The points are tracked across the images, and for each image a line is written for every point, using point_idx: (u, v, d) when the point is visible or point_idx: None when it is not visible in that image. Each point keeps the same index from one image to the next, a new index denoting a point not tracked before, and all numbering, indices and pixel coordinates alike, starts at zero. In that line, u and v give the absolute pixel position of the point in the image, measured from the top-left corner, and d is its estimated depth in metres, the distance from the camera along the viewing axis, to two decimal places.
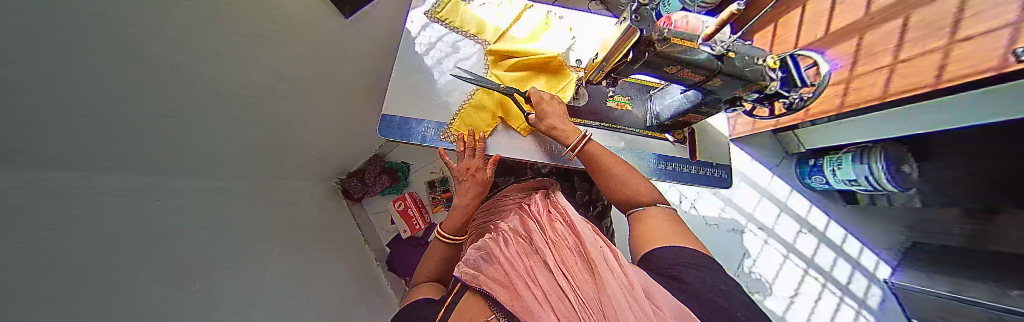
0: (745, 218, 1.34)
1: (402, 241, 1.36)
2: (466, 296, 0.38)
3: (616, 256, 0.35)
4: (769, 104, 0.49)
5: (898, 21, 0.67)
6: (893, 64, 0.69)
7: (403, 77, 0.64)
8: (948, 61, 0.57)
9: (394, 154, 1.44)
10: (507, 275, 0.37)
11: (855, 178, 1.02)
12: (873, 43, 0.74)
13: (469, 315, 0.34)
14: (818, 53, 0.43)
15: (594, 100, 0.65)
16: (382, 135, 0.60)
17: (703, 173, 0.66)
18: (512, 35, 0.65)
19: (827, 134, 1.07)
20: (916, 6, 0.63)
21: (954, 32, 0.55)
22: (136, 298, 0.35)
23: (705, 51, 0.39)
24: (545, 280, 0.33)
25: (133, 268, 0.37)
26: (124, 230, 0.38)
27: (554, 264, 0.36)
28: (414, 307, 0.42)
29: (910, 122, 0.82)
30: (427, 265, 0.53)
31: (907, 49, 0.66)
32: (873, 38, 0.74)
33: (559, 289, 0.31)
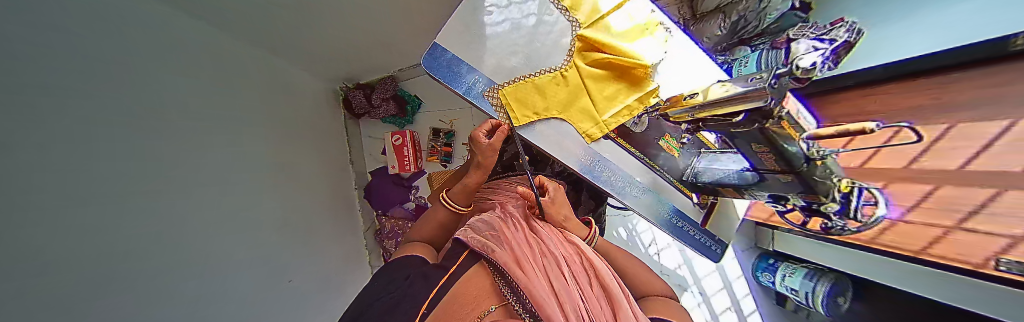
0: (692, 279, 1.47)
1: (386, 175, 1.40)
2: (475, 271, 0.43)
3: (629, 299, 0.42)
4: (809, 216, 0.48)
5: (927, 186, 0.60)
6: (895, 220, 0.66)
7: (467, 13, 0.56)
8: (944, 237, 0.55)
9: (408, 85, 1.38)
10: (519, 265, 0.42)
11: (798, 288, 1.03)
12: (895, 194, 0.67)
13: (478, 290, 0.40)
14: (881, 193, 0.42)
15: (650, 133, 0.61)
16: (426, 68, 0.54)
17: (704, 243, 0.67)
18: (606, 24, 0.57)
19: (791, 243, 1.11)
20: (949, 181, 0.56)
21: (963, 219, 0.52)
22: (56, 152, 0.32)
23: (801, 147, 0.37)
24: (559, 286, 0.40)
25: (59, 115, 0.33)
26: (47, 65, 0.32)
27: (565, 272, 0.44)
28: (411, 261, 0.47)
29: (846, 261, 0.85)
30: (426, 225, 0.57)
31: (915, 216, 0.61)
32: (896, 191, 0.67)
33: (567, 293, 0.39)
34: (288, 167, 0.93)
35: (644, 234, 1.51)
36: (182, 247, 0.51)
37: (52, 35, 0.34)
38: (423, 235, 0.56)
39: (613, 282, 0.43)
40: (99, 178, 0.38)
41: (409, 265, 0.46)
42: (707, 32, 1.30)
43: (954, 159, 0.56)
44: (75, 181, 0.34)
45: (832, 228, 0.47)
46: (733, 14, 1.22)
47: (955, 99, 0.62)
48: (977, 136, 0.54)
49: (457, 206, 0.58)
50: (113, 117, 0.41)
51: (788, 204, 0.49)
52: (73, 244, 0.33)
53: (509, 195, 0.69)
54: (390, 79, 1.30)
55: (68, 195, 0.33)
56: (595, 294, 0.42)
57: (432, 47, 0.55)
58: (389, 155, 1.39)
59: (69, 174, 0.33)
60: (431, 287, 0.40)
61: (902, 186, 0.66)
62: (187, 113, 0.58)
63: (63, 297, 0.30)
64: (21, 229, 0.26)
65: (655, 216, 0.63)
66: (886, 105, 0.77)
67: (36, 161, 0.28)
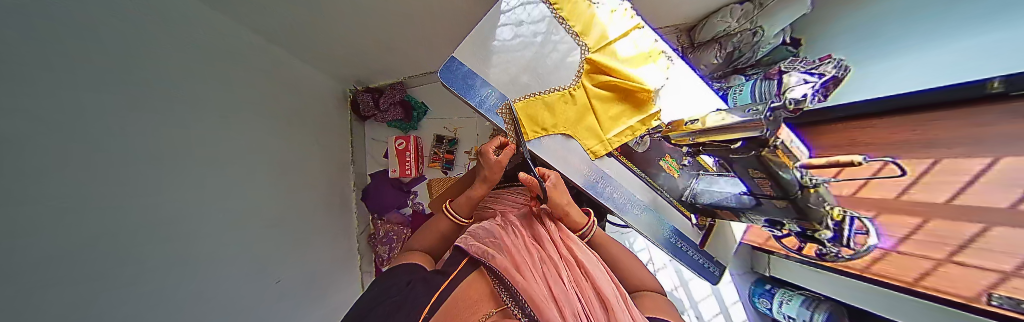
0: (690, 302, 1.44)
1: (386, 178, 1.41)
2: (473, 277, 0.44)
3: (625, 300, 0.43)
4: (803, 243, 0.50)
5: (917, 219, 0.63)
6: (888, 250, 0.68)
7: (485, 31, 0.60)
8: (937, 271, 0.57)
9: (415, 91, 1.41)
10: (519, 271, 0.43)
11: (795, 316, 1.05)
12: (886, 224, 0.70)
13: (478, 296, 0.40)
14: (872, 222, 0.44)
15: (651, 153, 0.64)
16: (442, 78, 0.57)
17: (702, 264, 0.67)
18: (613, 50, 0.61)
19: (780, 267, 1.14)
20: (938, 215, 0.59)
21: (954, 253, 0.54)
22: (31, 143, 0.31)
23: (794, 174, 0.39)
24: (558, 291, 0.41)
25: (37, 102, 0.32)
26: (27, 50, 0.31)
27: (564, 277, 0.45)
28: (410, 268, 0.47)
29: (836, 288, 0.87)
30: (427, 234, 0.57)
31: (909, 247, 0.63)
32: (887, 221, 0.70)
33: (565, 297, 0.40)
34: (286, 164, 0.93)
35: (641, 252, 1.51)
36: (161, 238, 0.50)
37: (28, 10, 0.33)
38: (423, 244, 0.56)
39: (608, 284, 0.44)
40: (66, 162, 0.35)
41: (410, 271, 0.46)
42: (704, 60, 1.41)
43: (941, 193, 0.59)
44: (46, 164, 0.32)
45: (826, 254, 0.48)
46: (727, 45, 1.32)
47: (934, 137, 0.66)
48: (957, 173, 0.57)
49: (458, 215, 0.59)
50: (93, 101, 0.40)
51: (784, 229, 0.51)
52: (36, 230, 0.31)
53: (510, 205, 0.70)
54: (398, 85, 1.34)
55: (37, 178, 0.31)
56: (592, 296, 0.42)
57: (450, 60, 0.58)
58: (391, 159, 1.40)
59: (45, 165, 0.32)
60: (432, 291, 0.40)
61: (895, 217, 0.68)
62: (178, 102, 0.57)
63: (17, 287, 0.28)
64: None
65: (655, 233, 0.64)
66: (876, 137, 0.81)
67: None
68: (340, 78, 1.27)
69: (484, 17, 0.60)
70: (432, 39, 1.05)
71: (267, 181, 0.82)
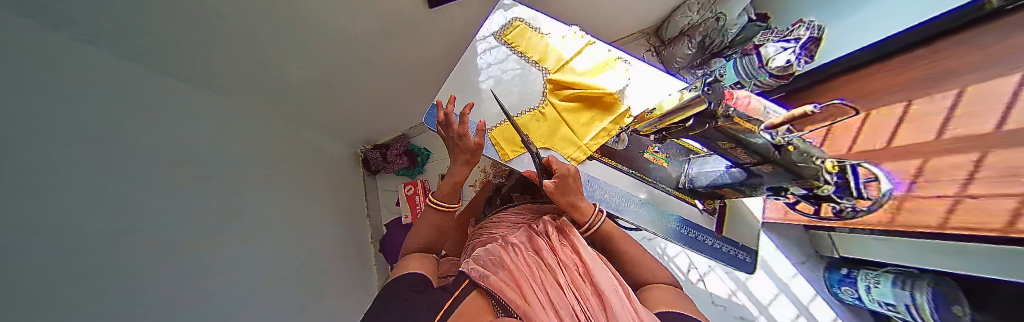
0: (758, 309, 1.15)
1: (399, 226, 1.44)
2: (474, 294, 0.43)
3: (626, 294, 0.40)
4: (817, 205, 0.47)
5: (975, 154, 0.61)
6: (959, 196, 0.64)
7: (458, 78, 0.70)
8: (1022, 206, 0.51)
9: (418, 140, 1.55)
10: (516, 286, 0.43)
11: (894, 303, 0.87)
12: (941, 169, 0.69)
13: (478, 311, 0.39)
14: (878, 168, 0.42)
15: (633, 148, 0.65)
16: (427, 124, 0.66)
17: (728, 253, 0.62)
18: (571, 67, 0.69)
19: (854, 245, 1.03)
20: (999, 144, 0.56)
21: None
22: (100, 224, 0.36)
23: (763, 137, 0.40)
24: (555, 297, 0.41)
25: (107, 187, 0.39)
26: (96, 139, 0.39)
27: (561, 282, 0.44)
28: (411, 278, 0.47)
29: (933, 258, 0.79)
30: (420, 232, 0.59)
31: (977, 189, 0.60)
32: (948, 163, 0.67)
33: (562, 303, 0.39)
34: (317, 227, 1.01)
35: (678, 258, 1.31)
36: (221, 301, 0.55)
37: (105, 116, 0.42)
38: (417, 241, 0.57)
39: (608, 282, 0.42)
40: (133, 235, 0.41)
41: (411, 285, 0.45)
42: (678, 53, 1.47)
43: (988, 121, 0.59)
44: (113, 238, 0.38)
45: (844, 210, 0.45)
46: (696, 34, 1.38)
47: None
48: (1000, 91, 0.58)
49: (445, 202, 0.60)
50: (166, 200, 0.49)
51: (789, 194, 0.48)
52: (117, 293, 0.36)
53: (511, 225, 0.70)
54: (403, 137, 1.48)
55: (117, 267, 0.37)
56: (590, 296, 0.41)
57: (432, 107, 0.67)
58: (403, 206, 1.47)
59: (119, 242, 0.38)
60: (435, 311, 0.39)
61: (953, 160, 0.66)
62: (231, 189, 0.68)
63: None
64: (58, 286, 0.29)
65: (661, 228, 0.61)
66: (919, 87, 0.79)
67: (61, 206, 0.31)
68: (353, 142, 1.42)
69: (456, 68, 0.71)
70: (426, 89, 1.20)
71: (302, 245, 0.89)
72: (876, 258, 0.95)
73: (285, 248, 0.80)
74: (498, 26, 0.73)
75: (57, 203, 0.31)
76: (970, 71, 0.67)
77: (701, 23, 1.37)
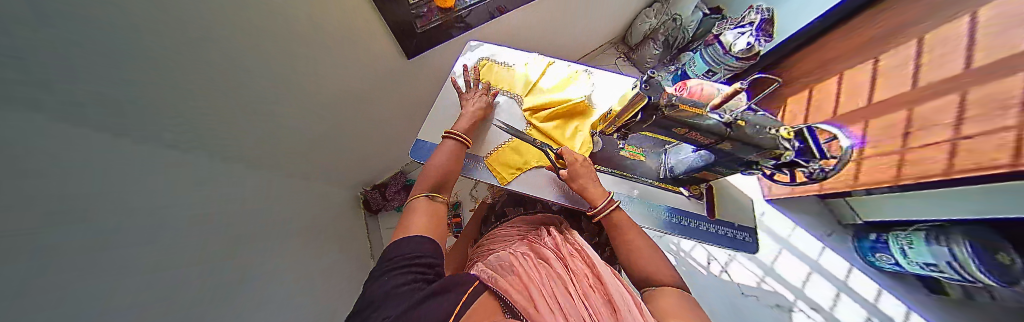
0: (792, 292, 1.09)
1: None
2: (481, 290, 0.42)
3: (636, 302, 0.40)
4: (790, 173, 0.48)
5: (956, 95, 0.62)
6: (955, 138, 0.63)
7: (440, 112, 0.77)
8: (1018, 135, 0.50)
9: (417, 175, 1.59)
10: (526, 288, 0.44)
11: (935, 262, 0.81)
12: (926, 117, 0.70)
13: (484, 305, 0.39)
14: (835, 127, 0.45)
15: (610, 147, 0.68)
16: (414, 156, 0.70)
17: (728, 236, 0.61)
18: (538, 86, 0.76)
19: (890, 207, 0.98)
20: (979, 81, 0.57)
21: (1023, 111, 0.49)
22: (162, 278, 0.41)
23: (714, 118, 0.42)
24: (564, 301, 0.41)
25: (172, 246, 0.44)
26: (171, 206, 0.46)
27: (570, 289, 0.44)
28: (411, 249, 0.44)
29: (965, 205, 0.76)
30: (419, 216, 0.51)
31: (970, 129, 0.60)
32: (932, 108, 0.67)
33: (572, 308, 0.39)
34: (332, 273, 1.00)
35: (695, 251, 1.22)
36: None
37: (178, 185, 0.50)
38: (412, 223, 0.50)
39: (619, 292, 0.43)
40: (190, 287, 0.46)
41: (418, 254, 0.44)
42: (646, 55, 1.57)
43: (955, 63, 0.61)
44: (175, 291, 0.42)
45: (814, 174, 0.46)
46: (658, 37, 1.50)
47: None
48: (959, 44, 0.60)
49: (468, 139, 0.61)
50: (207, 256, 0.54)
51: (760, 167, 0.50)
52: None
53: (506, 239, 0.71)
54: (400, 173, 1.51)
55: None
56: (598, 304, 0.41)
57: (418, 142, 0.73)
58: None
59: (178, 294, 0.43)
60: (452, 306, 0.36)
61: (939, 103, 0.66)
62: (266, 244, 0.73)
63: None
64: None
65: (653, 222, 0.61)
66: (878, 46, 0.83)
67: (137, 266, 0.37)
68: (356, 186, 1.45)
69: (436, 103, 0.78)
70: None
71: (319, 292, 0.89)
72: (910, 218, 0.91)
73: (303, 298, 0.80)
74: (469, 61, 0.81)
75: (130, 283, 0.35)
76: (922, 19, 0.69)
77: (660, 26, 1.49)
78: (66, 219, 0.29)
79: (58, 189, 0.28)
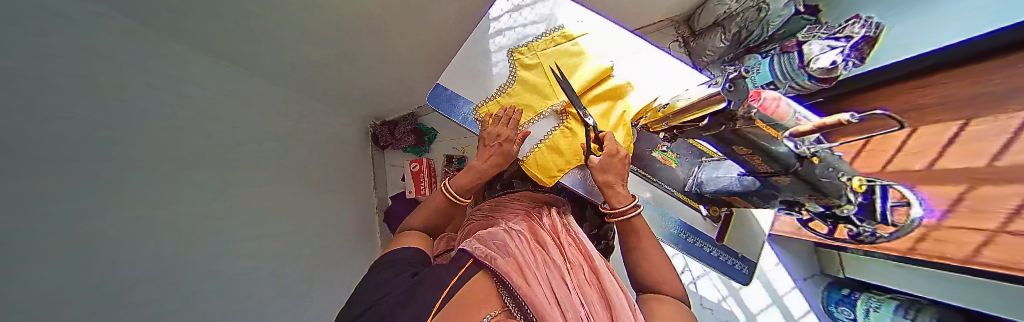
0: (745, 315, 1.19)
1: (404, 200, 1.47)
2: (477, 275, 0.45)
3: (630, 300, 0.42)
4: (832, 225, 0.43)
5: None
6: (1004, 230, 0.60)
7: (464, 57, 0.67)
8: None
9: (426, 119, 1.54)
10: (522, 272, 0.44)
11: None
12: (995, 195, 0.63)
13: (481, 294, 0.41)
14: (914, 192, 0.38)
15: (642, 146, 0.62)
16: (430, 103, 0.64)
17: (727, 262, 0.60)
18: (584, 54, 0.63)
19: (873, 271, 0.99)
20: None
21: None
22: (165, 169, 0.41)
23: (788, 146, 0.36)
24: (560, 292, 0.41)
25: (174, 138, 0.43)
26: (171, 96, 0.44)
27: (566, 279, 0.45)
28: (401, 258, 0.48)
29: (954, 291, 0.77)
30: (422, 213, 0.58)
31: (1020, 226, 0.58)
32: (1003, 190, 0.61)
33: (567, 300, 0.40)
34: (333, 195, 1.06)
35: (673, 259, 1.27)
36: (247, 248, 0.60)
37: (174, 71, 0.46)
38: (419, 222, 0.58)
39: (614, 288, 0.44)
40: (192, 180, 0.46)
41: (409, 261, 0.48)
42: (708, 45, 1.34)
43: None
44: (180, 182, 0.43)
45: (862, 235, 0.41)
46: (732, 26, 1.25)
47: None
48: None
49: (462, 199, 0.57)
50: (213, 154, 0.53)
51: (803, 211, 0.45)
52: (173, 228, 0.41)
53: (506, 213, 0.70)
54: (412, 115, 1.47)
55: (186, 222, 0.43)
56: (593, 298, 0.43)
57: (436, 86, 0.65)
58: (408, 181, 1.47)
59: (180, 185, 0.43)
60: (438, 291, 0.39)
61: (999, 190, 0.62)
62: (272, 156, 0.74)
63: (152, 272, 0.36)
64: (126, 219, 0.33)
65: (660, 229, 0.60)
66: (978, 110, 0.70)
67: (136, 150, 0.36)
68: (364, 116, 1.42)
69: (465, 45, 0.67)
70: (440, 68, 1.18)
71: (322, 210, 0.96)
72: (890, 284, 0.94)
73: (307, 212, 0.85)
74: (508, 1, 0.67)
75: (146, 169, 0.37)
76: None
77: (740, 12, 1.22)
78: (63, 89, 0.27)
79: (49, 47, 0.26)
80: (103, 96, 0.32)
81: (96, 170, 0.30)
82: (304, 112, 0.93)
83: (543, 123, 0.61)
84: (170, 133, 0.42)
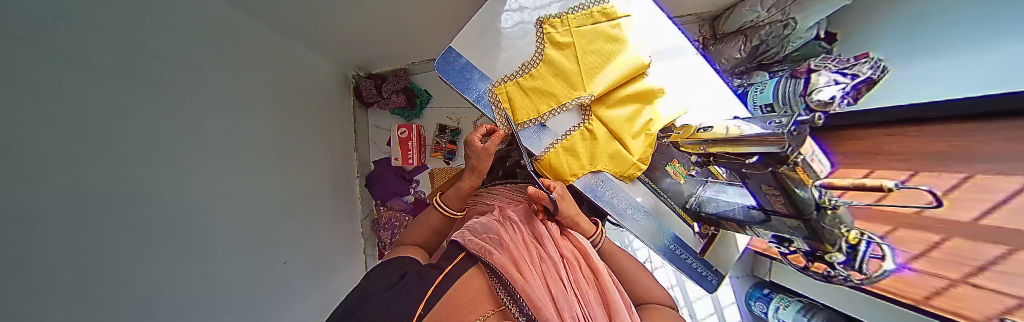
0: (683, 300, 1.44)
1: (388, 167, 1.41)
2: (471, 274, 0.45)
3: (625, 301, 0.44)
4: (812, 263, 0.47)
5: (977, 232, 0.50)
6: (950, 278, 0.55)
7: (483, 18, 0.55)
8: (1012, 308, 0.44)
9: (418, 79, 1.39)
10: (519, 270, 0.44)
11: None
12: (921, 238, 0.61)
13: (472, 293, 0.41)
14: (891, 249, 0.42)
15: (658, 158, 0.61)
16: (438, 70, 0.54)
17: (699, 271, 0.65)
18: (624, 41, 0.55)
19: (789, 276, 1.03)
20: (963, 232, 0.53)
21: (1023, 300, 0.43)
22: (73, 133, 0.34)
23: (812, 193, 0.35)
24: (557, 291, 0.42)
25: (80, 94, 0.35)
26: (69, 38, 0.34)
27: (563, 277, 0.45)
28: (398, 262, 0.49)
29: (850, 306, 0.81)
30: (418, 230, 0.59)
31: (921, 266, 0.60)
32: (946, 240, 0.56)
33: (564, 299, 0.41)
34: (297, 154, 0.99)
35: (639, 251, 1.49)
36: (182, 215, 0.54)
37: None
38: (415, 238, 0.58)
39: (609, 284, 0.45)
40: (99, 142, 0.38)
41: (406, 265, 0.48)
42: (726, 54, 1.30)
43: (967, 211, 0.53)
44: (89, 149, 0.36)
45: (835, 276, 0.46)
46: (755, 37, 1.19)
47: (940, 154, 0.61)
48: (989, 191, 0.49)
49: (456, 213, 0.62)
50: (139, 109, 0.45)
51: (791, 247, 0.48)
52: (80, 202, 0.35)
53: (505, 200, 0.68)
54: (401, 71, 1.30)
55: (115, 188, 0.40)
56: (589, 294, 0.44)
57: (447, 51, 0.55)
58: (393, 147, 1.39)
59: (89, 151, 0.36)
60: (427, 286, 0.41)
61: (909, 234, 0.64)
62: (214, 110, 0.63)
63: (57, 253, 0.32)
64: (35, 200, 0.29)
65: (652, 237, 0.62)
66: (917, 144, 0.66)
67: (39, 114, 0.29)
68: (342, 64, 1.25)
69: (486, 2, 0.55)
70: (445, 31, 1.04)
71: (283, 171, 0.90)
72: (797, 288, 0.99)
73: (258, 174, 0.78)
74: None
75: (84, 133, 0.36)
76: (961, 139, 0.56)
77: (766, 24, 1.16)
78: None
79: None
80: (7, 51, 0.26)
81: (6, 147, 0.25)
82: (248, 55, 0.78)
83: (565, 117, 0.55)
84: (75, 89, 0.34)
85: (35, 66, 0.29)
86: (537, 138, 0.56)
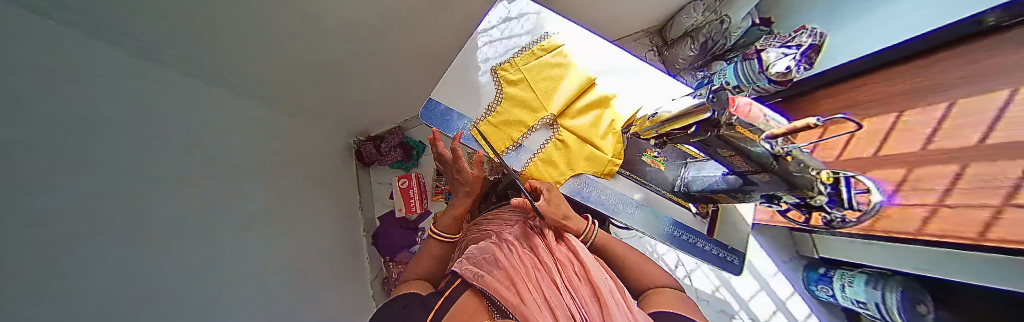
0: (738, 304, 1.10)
1: (393, 219, 1.43)
2: (468, 293, 0.45)
3: (622, 297, 0.44)
4: (808, 213, 0.48)
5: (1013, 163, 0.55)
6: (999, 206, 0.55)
7: (456, 70, 0.67)
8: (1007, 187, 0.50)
9: (413, 132, 1.53)
10: (514, 284, 0.45)
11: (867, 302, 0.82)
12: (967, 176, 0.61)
13: (469, 311, 0.41)
14: (871, 181, 0.43)
15: (632, 151, 0.65)
16: (422, 118, 0.64)
17: (713, 253, 0.63)
18: (571, 64, 0.65)
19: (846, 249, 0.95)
20: (976, 158, 0.60)
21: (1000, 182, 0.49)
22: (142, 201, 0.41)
23: (763, 147, 0.38)
24: (553, 298, 0.43)
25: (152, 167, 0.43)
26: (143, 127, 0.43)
27: (557, 281, 0.46)
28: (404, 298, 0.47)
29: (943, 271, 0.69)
30: (421, 264, 0.59)
31: (956, 199, 0.63)
32: (977, 171, 0.60)
33: (560, 305, 0.42)
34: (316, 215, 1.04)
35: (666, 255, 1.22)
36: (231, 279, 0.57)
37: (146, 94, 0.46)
38: (419, 272, 0.57)
39: (603, 281, 0.46)
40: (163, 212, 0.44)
41: (414, 298, 0.47)
42: (679, 55, 1.42)
43: (971, 135, 0.62)
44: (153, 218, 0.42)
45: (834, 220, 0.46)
46: (700, 37, 1.34)
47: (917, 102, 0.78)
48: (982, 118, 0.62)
49: (450, 235, 0.63)
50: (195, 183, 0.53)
51: (781, 202, 0.48)
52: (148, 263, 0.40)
53: (502, 223, 0.70)
54: (398, 129, 1.45)
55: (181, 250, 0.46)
56: (585, 293, 0.44)
57: (429, 101, 0.65)
58: (397, 199, 1.46)
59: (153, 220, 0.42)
60: (427, 313, 0.41)
61: (927, 171, 0.70)
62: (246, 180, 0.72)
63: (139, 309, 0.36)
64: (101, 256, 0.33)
65: (651, 228, 0.62)
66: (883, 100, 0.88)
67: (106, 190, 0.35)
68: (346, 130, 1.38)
69: (455, 58, 0.68)
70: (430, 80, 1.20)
71: (309, 230, 0.95)
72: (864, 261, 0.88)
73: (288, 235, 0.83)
74: (494, 14, 0.68)
75: (80, 158, 0.33)
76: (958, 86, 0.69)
77: (704, 25, 1.33)
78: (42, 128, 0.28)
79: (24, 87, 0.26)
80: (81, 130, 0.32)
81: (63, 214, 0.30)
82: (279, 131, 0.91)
83: (535, 135, 0.62)
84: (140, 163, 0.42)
85: (85, 142, 0.34)
86: (518, 158, 0.62)
